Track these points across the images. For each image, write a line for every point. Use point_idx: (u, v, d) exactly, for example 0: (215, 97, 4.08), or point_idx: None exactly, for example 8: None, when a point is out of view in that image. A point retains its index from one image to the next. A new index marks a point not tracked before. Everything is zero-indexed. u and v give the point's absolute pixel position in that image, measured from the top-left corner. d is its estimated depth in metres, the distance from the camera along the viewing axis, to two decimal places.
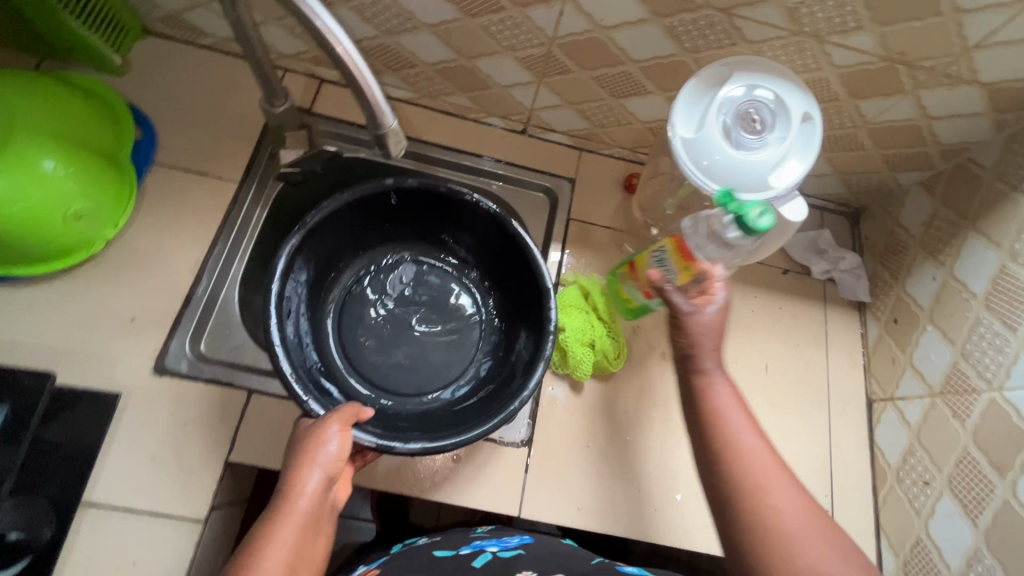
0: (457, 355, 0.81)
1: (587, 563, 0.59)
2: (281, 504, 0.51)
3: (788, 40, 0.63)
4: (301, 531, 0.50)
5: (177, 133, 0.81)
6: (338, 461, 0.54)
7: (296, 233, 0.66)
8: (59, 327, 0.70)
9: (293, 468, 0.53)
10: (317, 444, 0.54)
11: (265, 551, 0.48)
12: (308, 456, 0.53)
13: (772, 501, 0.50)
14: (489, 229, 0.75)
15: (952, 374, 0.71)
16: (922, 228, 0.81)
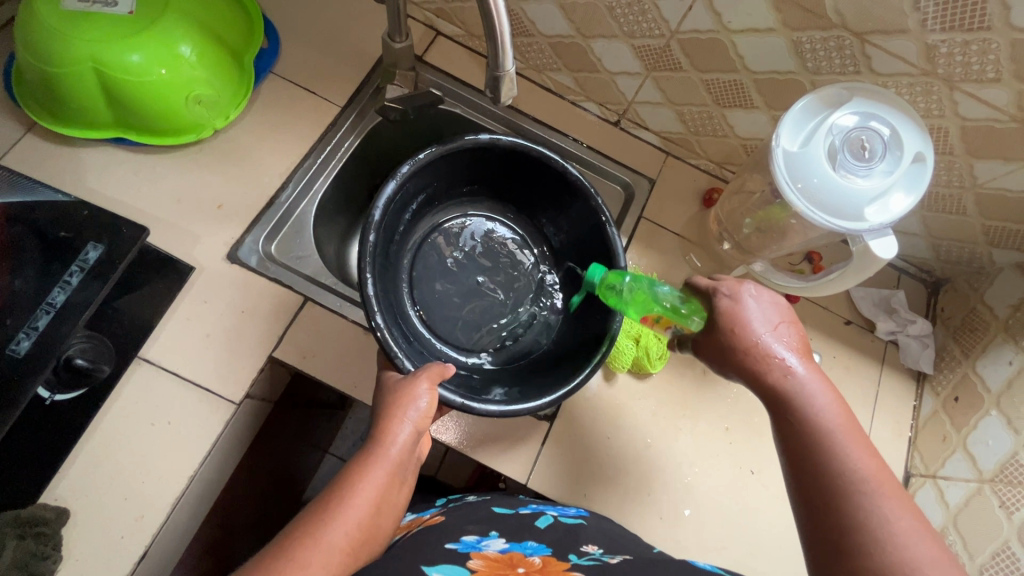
0: (509, 324, 0.84)
1: (648, 549, 0.57)
2: (374, 448, 0.50)
3: (917, 79, 0.62)
4: (390, 477, 0.49)
5: (299, 50, 0.86)
6: (426, 418, 0.54)
7: (411, 165, 0.70)
8: (157, 196, 0.75)
9: (385, 416, 0.53)
10: (410, 398, 0.54)
11: (357, 489, 0.48)
12: (401, 406, 0.53)
13: (866, 509, 0.41)
14: (583, 218, 0.77)
15: (1009, 464, 0.67)
16: (1009, 310, 0.76)
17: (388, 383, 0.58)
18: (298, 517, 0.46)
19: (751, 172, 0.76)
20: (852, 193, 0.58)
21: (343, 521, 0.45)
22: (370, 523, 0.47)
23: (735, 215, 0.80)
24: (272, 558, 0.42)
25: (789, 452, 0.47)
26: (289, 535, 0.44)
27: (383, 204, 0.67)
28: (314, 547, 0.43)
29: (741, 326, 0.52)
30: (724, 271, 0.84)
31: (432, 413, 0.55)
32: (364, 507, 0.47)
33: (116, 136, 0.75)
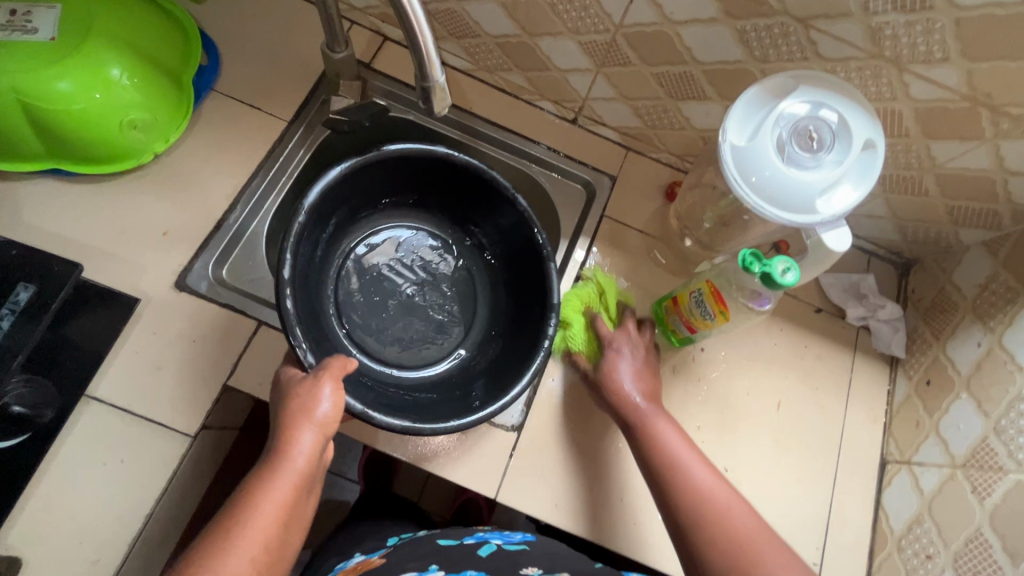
0: (441, 336, 0.83)
1: (592, 566, 0.57)
2: (278, 459, 0.49)
3: (865, 63, 0.60)
4: (296, 488, 0.48)
5: (240, 65, 0.83)
6: (334, 418, 0.54)
7: (324, 182, 0.67)
8: (99, 227, 0.73)
9: (288, 424, 0.52)
10: (317, 401, 0.53)
11: (258, 509, 0.46)
12: (306, 411, 0.52)
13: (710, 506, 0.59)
14: (511, 223, 0.76)
15: (980, 448, 0.66)
16: (976, 290, 0.75)
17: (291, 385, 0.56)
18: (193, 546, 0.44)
19: (709, 164, 0.74)
20: (803, 186, 0.57)
21: (246, 542, 0.44)
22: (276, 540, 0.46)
23: (695, 210, 0.78)
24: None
25: (649, 475, 0.64)
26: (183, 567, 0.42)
27: (302, 214, 0.65)
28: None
29: (615, 382, 0.70)
30: (688, 267, 0.82)
31: (340, 412, 0.54)
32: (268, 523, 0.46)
33: (51, 168, 0.72)
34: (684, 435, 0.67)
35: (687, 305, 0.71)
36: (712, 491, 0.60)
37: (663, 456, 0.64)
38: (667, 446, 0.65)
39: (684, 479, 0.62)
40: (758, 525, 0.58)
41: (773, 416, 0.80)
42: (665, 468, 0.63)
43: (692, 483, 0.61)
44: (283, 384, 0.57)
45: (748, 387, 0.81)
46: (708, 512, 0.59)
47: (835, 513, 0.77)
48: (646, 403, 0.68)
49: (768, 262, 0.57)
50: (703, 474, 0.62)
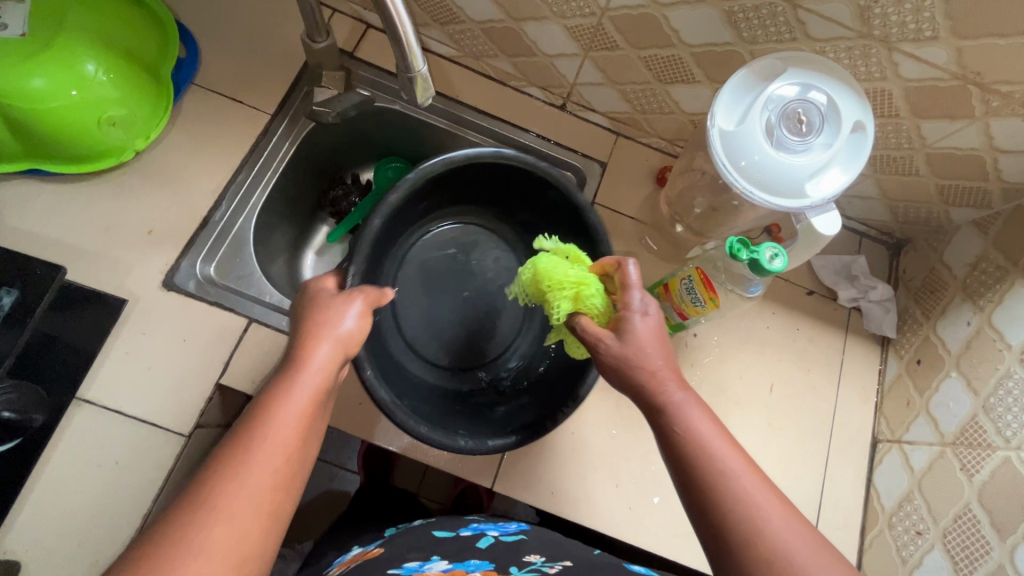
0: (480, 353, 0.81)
1: (589, 552, 0.58)
2: (292, 370, 0.46)
3: (854, 43, 0.59)
4: (313, 401, 0.44)
5: (220, 57, 0.81)
6: (351, 339, 0.51)
7: (398, 189, 0.67)
8: (81, 228, 0.71)
9: (305, 344, 0.48)
10: (338, 324, 0.51)
11: (274, 419, 0.42)
12: (325, 332, 0.50)
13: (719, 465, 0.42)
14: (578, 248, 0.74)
15: (969, 426, 0.67)
16: (967, 269, 0.75)
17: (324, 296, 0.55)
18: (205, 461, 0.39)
19: (699, 149, 0.74)
20: (791, 170, 0.56)
21: (264, 455, 0.39)
22: (300, 454, 0.42)
23: (686, 195, 0.77)
24: (181, 514, 0.36)
25: (691, 500, 0.42)
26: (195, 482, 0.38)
27: (375, 217, 0.66)
28: (233, 485, 0.38)
29: (642, 367, 0.48)
30: (680, 253, 0.82)
31: (360, 334, 0.52)
32: (291, 431, 0.41)
33: (28, 168, 0.71)
34: (727, 432, 0.45)
35: (677, 292, 0.71)
36: (768, 517, 0.39)
37: (703, 467, 0.42)
38: (711, 456, 0.42)
39: (735, 505, 0.40)
40: (833, 568, 0.37)
41: (766, 399, 0.80)
42: (709, 486, 0.41)
43: (744, 508, 0.40)
44: (313, 294, 0.55)
45: (741, 371, 0.81)
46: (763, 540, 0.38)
47: (827, 493, 0.78)
48: (685, 397, 0.46)
49: (756, 248, 0.56)
50: (761, 493, 0.40)
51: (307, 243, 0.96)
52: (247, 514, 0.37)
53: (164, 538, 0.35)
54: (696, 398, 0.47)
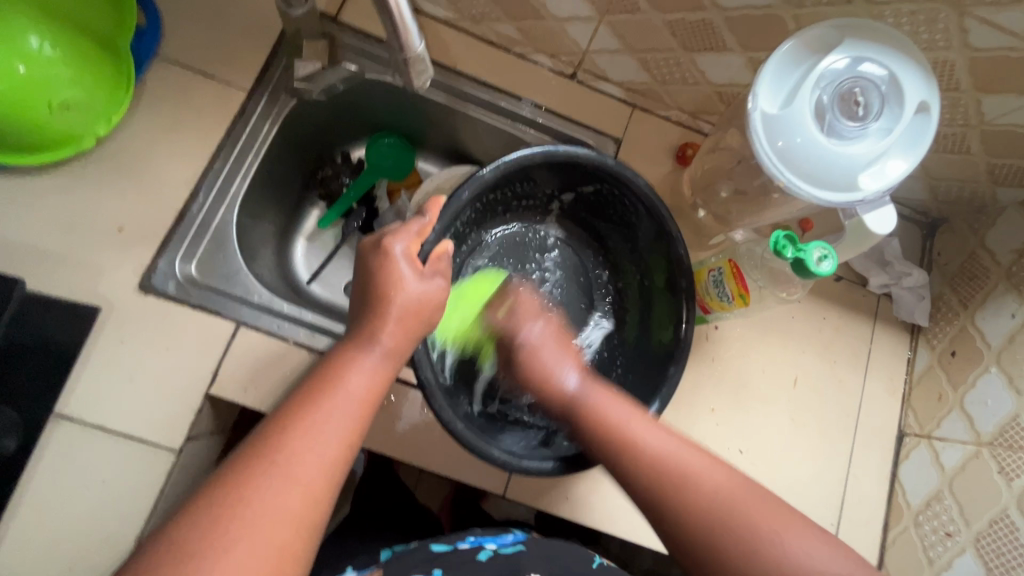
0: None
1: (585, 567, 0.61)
2: (363, 336, 0.52)
3: (920, 6, 0.51)
4: (382, 365, 0.51)
5: (184, 25, 0.71)
6: (414, 318, 0.54)
7: (472, 183, 0.60)
8: (43, 227, 0.64)
9: (373, 323, 0.52)
10: (400, 303, 0.53)
11: (348, 379, 0.49)
12: (389, 311, 0.52)
13: (649, 452, 0.51)
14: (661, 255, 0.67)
15: (1010, 427, 0.63)
16: (1012, 256, 0.69)
17: (405, 265, 0.54)
18: (268, 418, 0.46)
19: (729, 127, 0.66)
20: (842, 160, 0.50)
21: (338, 417, 0.47)
22: (364, 423, 0.48)
23: (712, 179, 0.70)
24: (250, 475, 0.42)
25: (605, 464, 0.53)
26: (263, 443, 0.44)
27: (445, 219, 0.59)
28: (301, 453, 0.44)
29: (546, 369, 0.58)
30: (703, 240, 0.75)
31: (424, 311, 0.54)
32: (360, 404, 0.49)
33: None
34: (624, 399, 0.56)
35: (703, 284, 0.66)
36: (675, 456, 0.50)
37: (617, 447, 0.52)
38: (615, 425, 0.53)
39: (637, 453, 0.51)
40: (733, 479, 0.49)
41: (790, 393, 0.76)
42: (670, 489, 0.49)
43: (647, 452, 0.51)
44: (392, 257, 0.54)
45: (763, 364, 0.76)
46: (671, 476, 0.49)
47: (851, 489, 0.75)
48: (582, 382, 0.57)
49: (803, 247, 0.51)
50: (653, 440, 0.52)
51: (296, 230, 0.89)
52: (311, 483, 0.44)
53: (234, 492, 0.41)
54: (590, 380, 0.57)
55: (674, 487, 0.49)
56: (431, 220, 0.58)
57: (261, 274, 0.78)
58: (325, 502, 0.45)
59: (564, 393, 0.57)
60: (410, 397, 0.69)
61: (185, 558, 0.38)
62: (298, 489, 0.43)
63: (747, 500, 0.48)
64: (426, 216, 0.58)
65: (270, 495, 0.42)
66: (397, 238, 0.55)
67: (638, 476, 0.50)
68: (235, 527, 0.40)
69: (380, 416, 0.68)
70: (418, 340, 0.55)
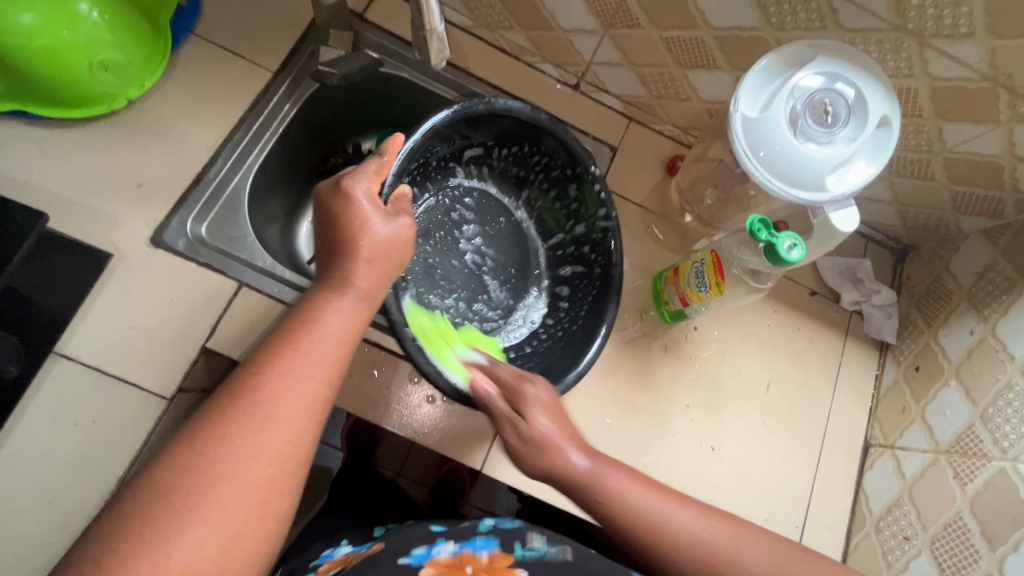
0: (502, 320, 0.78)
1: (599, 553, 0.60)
2: (337, 279, 0.53)
3: (886, 35, 0.57)
4: (356, 307, 0.52)
5: (222, 7, 0.77)
6: (387, 262, 0.56)
7: (425, 129, 0.65)
8: (67, 175, 0.68)
9: (347, 266, 0.53)
10: (373, 245, 0.54)
11: (324, 320, 0.50)
12: (359, 252, 0.54)
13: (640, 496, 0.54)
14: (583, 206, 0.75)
15: (965, 435, 0.67)
16: (973, 278, 0.74)
17: (370, 209, 0.56)
18: (245, 361, 0.47)
19: (716, 138, 0.71)
20: (813, 163, 0.55)
21: (317, 356, 0.48)
22: (345, 362, 0.50)
23: (697, 185, 0.75)
24: (228, 413, 0.43)
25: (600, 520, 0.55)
26: (241, 382, 0.45)
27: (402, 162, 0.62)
28: (281, 390, 0.45)
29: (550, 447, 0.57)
30: (687, 245, 0.80)
31: (395, 254, 0.56)
32: (339, 343, 0.50)
33: (13, 109, 0.67)
34: (625, 470, 0.56)
35: (686, 276, 0.70)
36: (695, 531, 0.52)
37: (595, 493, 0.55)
38: (626, 501, 0.54)
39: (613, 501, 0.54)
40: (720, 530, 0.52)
41: (762, 396, 0.79)
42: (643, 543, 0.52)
43: (667, 528, 0.52)
44: (358, 200, 0.56)
45: (739, 367, 0.80)
46: (655, 526, 0.52)
47: (817, 494, 0.77)
48: (589, 460, 0.57)
49: (775, 233, 0.55)
50: (681, 516, 0.53)
51: (302, 211, 0.93)
52: (291, 420, 0.45)
53: (219, 427, 0.42)
54: (597, 456, 0.57)
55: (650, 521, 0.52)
56: (389, 162, 0.61)
57: (267, 245, 0.81)
58: (309, 439, 0.46)
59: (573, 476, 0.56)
60: (398, 369, 0.72)
61: (176, 492, 0.39)
62: (282, 424, 0.44)
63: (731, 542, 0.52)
64: (383, 157, 0.61)
65: (255, 432, 0.43)
66: (361, 180, 0.57)
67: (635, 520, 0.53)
68: (219, 464, 0.41)
69: (368, 385, 0.71)
70: (389, 283, 0.57)
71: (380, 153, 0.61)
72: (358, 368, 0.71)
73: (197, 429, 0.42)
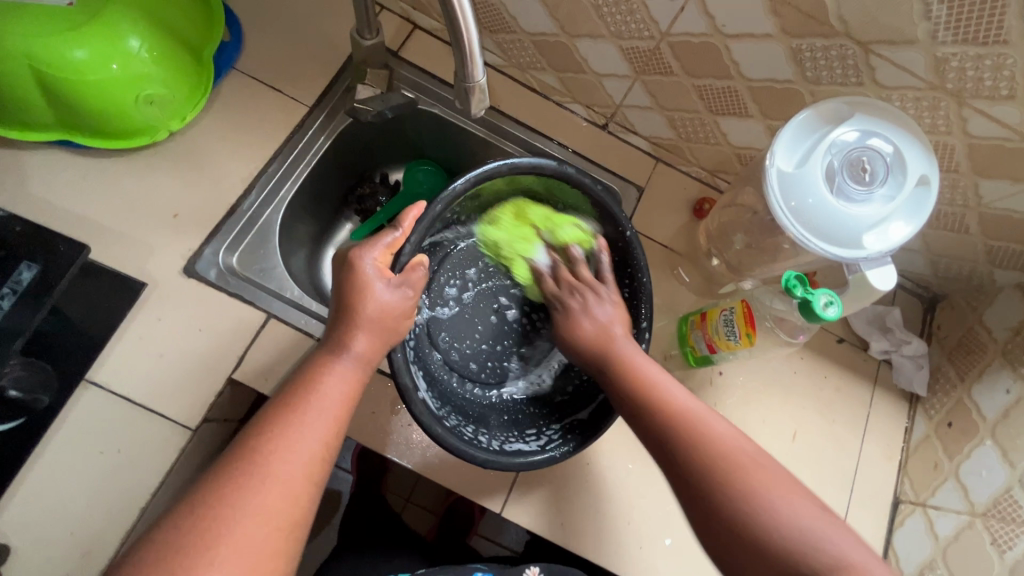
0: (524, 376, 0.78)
1: None
2: (335, 343, 0.54)
3: (924, 94, 0.57)
4: (355, 371, 0.53)
5: (263, 44, 0.79)
6: (383, 324, 0.56)
7: (445, 198, 0.63)
8: (107, 204, 0.70)
9: (344, 331, 0.54)
10: (369, 311, 0.55)
11: (321, 386, 0.51)
12: (357, 317, 0.54)
13: (690, 409, 0.55)
14: (619, 264, 0.73)
15: (1003, 499, 0.65)
16: (1008, 333, 0.72)
17: (373, 278, 0.57)
18: (246, 426, 0.48)
19: (746, 185, 0.71)
20: (849, 221, 0.54)
21: (314, 420, 0.49)
22: (342, 423, 0.51)
23: (726, 230, 0.75)
24: (231, 475, 0.44)
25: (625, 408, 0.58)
26: (241, 448, 0.46)
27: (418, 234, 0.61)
28: (281, 452, 0.46)
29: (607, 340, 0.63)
30: (713, 289, 0.80)
31: (390, 319, 0.56)
32: (336, 405, 0.50)
33: (60, 139, 0.69)
34: (684, 387, 0.59)
35: (713, 323, 0.69)
36: (736, 446, 0.52)
37: (639, 387, 0.58)
38: (683, 408, 0.55)
39: (656, 394, 0.57)
40: (760, 455, 0.52)
41: (788, 446, 0.78)
42: (683, 434, 0.53)
43: (665, 395, 0.56)
44: (361, 269, 0.57)
45: (764, 415, 0.78)
46: (693, 421, 0.54)
47: None
48: (640, 354, 0.62)
49: (811, 290, 0.54)
50: (724, 432, 0.53)
51: (328, 240, 0.94)
52: (290, 482, 0.45)
53: (217, 492, 0.43)
54: (641, 355, 0.62)
55: (697, 439, 0.52)
56: (402, 235, 0.61)
57: (295, 274, 0.82)
58: (308, 500, 0.46)
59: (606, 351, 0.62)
60: None
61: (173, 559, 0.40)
62: (278, 487, 0.44)
63: (776, 473, 0.50)
64: (398, 229, 0.60)
65: (251, 496, 0.43)
66: (368, 253, 0.58)
67: (667, 395, 0.57)
68: (217, 530, 0.41)
69: (389, 422, 0.70)
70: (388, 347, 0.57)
71: (395, 224, 0.61)
72: (380, 404, 0.70)
73: (197, 497, 0.43)
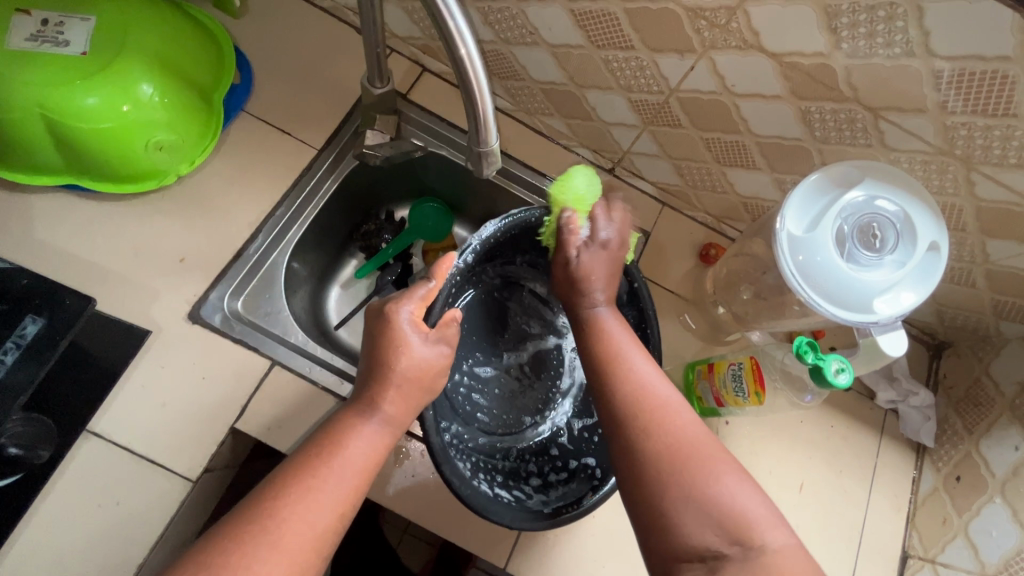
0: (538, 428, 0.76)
1: None
2: (365, 402, 0.53)
3: (932, 158, 0.57)
4: (382, 435, 0.52)
5: (273, 88, 0.80)
6: (415, 386, 0.54)
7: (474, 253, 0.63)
8: (113, 250, 0.69)
9: (375, 389, 0.53)
10: (400, 369, 0.53)
11: (346, 448, 0.50)
12: (390, 378, 0.53)
13: (648, 385, 0.53)
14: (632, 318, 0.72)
15: (1015, 561, 0.64)
16: (1016, 388, 0.72)
17: (409, 331, 0.55)
18: (264, 485, 0.47)
19: (754, 237, 0.71)
20: (860, 285, 0.54)
21: (333, 487, 0.47)
22: (361, 489, 0.49)
23: (733, 280, 0.75)
24: (245, 540, 0.43)
25: (591, 389, 0.56)
26: (258, 509, 0.45)
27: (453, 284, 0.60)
28: (295, 519, 0.45)
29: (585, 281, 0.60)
30: (720, 336, 0.80)
31: (424, 379, 0.55)
32: (357, 472, 0.49)
33: (69, 183, 0.69)
34: (652, 362, 0.56)
35: (721, 376, 0.69)
36: (693, 431, 0.50)
37: (604, 363, 0.55)
38: (643, 384, 0.53)
39: (621, 374, 0.54)
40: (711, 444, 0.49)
41: (796, 497, 0.77)
42: (642, 416, 0.51)
43: (636, 383, 0.53)
44: (397, 322, 0.55)
45: (771, 465, 0.78)
46: (651, 405, 0.51)
47: None
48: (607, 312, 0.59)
49: (822, 356, 0.54)
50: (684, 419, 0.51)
51: (333, 277, 0.93)
52: (301, 553, 0.44)
53: (229, 556, 0.42)
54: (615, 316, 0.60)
55: (654, 431, 0.50)
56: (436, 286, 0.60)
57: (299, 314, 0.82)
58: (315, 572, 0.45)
59: (589, 312, 0.60)
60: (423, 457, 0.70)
61: None
62: (288, 557, 0.43)
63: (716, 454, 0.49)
64: (432, 282, 0.59)
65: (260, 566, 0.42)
66: (404, 304, 0.56)
67: (627, 371, 0.54)
68: None
69: (393, 473, 0.69)
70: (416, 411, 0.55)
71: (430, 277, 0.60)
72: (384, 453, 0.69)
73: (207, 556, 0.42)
